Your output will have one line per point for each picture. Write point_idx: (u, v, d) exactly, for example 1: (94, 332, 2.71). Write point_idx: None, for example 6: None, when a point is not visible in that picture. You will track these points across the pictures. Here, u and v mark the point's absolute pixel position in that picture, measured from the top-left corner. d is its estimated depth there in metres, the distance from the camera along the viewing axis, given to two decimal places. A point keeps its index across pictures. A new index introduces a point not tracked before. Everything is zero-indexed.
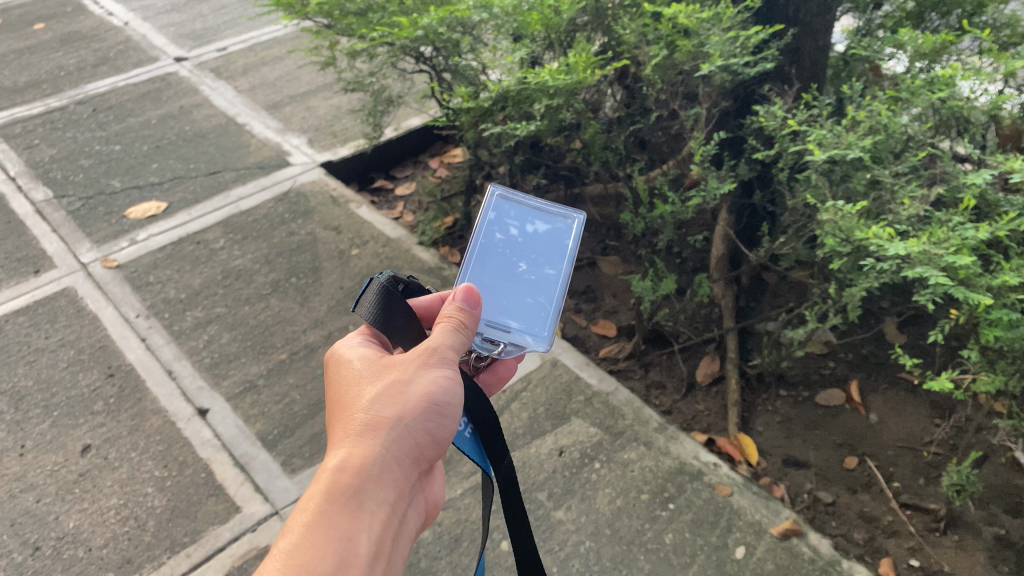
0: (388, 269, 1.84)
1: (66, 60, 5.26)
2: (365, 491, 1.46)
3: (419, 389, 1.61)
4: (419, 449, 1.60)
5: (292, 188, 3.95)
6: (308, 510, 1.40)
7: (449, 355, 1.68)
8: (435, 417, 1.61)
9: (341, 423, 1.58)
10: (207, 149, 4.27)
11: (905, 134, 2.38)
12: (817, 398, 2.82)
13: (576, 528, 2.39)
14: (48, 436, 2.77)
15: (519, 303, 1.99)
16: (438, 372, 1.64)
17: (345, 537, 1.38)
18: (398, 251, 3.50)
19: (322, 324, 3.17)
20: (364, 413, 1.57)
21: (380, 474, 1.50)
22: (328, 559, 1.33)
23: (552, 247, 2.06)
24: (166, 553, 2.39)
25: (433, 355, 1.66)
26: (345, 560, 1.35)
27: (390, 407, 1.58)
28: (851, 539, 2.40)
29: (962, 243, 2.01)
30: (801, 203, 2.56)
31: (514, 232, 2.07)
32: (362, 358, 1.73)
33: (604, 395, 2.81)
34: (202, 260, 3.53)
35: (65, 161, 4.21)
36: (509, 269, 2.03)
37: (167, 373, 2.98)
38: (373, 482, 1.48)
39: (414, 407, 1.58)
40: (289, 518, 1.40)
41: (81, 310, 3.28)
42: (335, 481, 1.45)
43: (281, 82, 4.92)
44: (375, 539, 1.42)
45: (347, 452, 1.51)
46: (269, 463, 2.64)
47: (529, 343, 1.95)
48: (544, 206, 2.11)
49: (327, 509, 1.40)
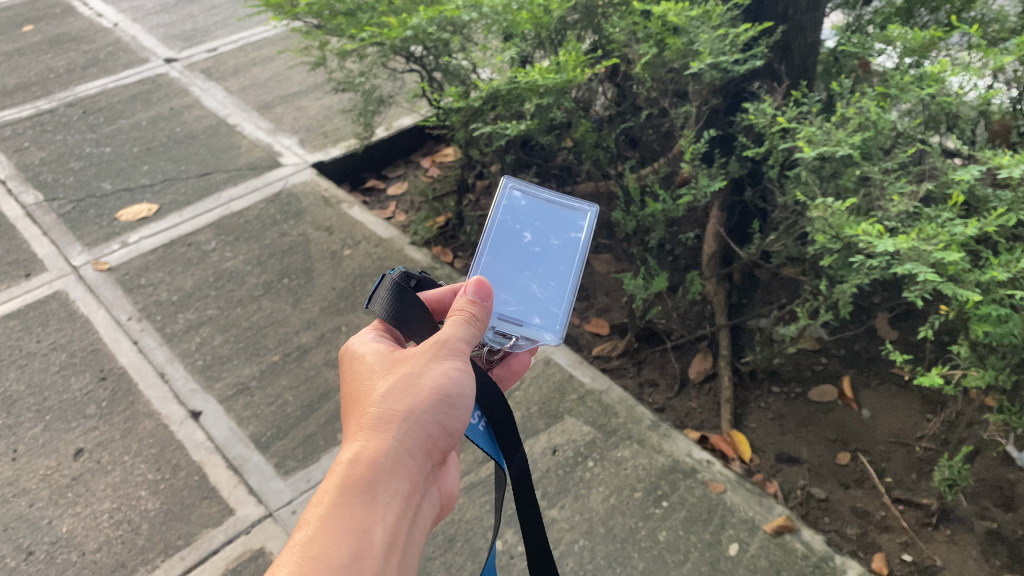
0: (401, 266, 1.87)
1: (55, 62, 5.24)
2: (378, 483, 1.45)
3: (430, 381, 1.61)
4: (432, 441, 1.59)
5: (283, 189, 3.94)
6: (323, 502, 1.39)
7: (458, 349, 1.69)
8: (447, 409, 1.61)
9: (354, 417, 1.58)
10: (197, 151, 4.26)
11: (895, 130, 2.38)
12: (810, 394, 2.83)
13: (570, 527, 2.40)
14: (40, 440, 2.76)
15: (536, 296, 1.99)
16: (449, 364, 1.65)
17: (360, 528, 1.37)
18: (390, 251, 3.50)
19: (315, 325, 3.17)
20: (376, 407, 1.56)
21: (394, 466, 1.49)
22: (344, 549, 1.32)
23: (565, 240, 2.05)
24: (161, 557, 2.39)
25: (443, 348, 1.67)
26: (361, 550, 1.34)
27: (402, 400, 1.58)
28: (844, 534, 2.41)
29: (951, 239, 2.01)
30: (791, 200, 2.57)
31: (536, 223, 2.05)
32: (374, 354, 1.73)
33: (597, 393, 2.81)
34: (194, 262, 3.52)
35: (55, 164, 4.19)
36: (522, 259, 2.02)
37: (159, 376, 2.97)
38: (387, 474, 1.47)
39: (426, 399, 1.59)
40: (305, 511, 1.39)
41: (72, 313, 3.27)
42: (350, 473, 1.44)
43: (271, 83, 4.91)
44: (391, 530, 1.41)
45: (361, 445, 1.50)
46: (262, 466, 2.64)
47: (539, 335, 1.96)
48: (560, 198, 2.08)
49: (342, 501, 1.40)
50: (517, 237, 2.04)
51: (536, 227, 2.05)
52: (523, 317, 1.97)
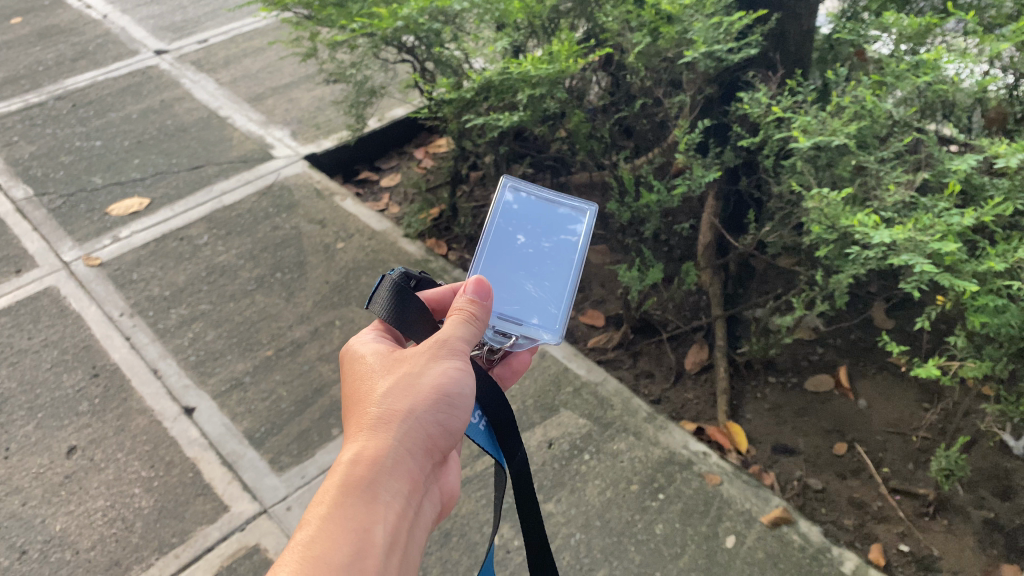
0: (402, 266, 1.85)
1: (44, 55, 5.20)
2: (379, 482, 1.44)
3: (430, 380, 1.59)
4: (433, 441, 1.57)
5: (275, 181, 3.91)
6: (324, 503, 1.39)
7: (458, 347, 1.66)
8: (447, 408, 1.59)
9: (354, 417, 1.56)
10: (189, 144, 4.23)
11: (891, 118, 2.36)
12: (806, 384, 2.81)
13: (566, 521, 2.39)
14: (32, 439, 2.74)
15: (533, 296, 1.97)
16: (449, 363, 1.63)
17: (361, 527, 1.36)
18: (384, 244, 3.48)
19: (308, 319, 3.15)
20: (376, 407, 1.55)
21: (394, 465, 1.48)
22: (344, 550, 1.31)
23: (562, 240, 2.02)
24: (156, 555, 2.37)
25: (443, 346, 1.64)
26: (362, 550, 1.33)
27: (402, 400, 1.56)
28: (841, 525, 2.41)
29: (948, 229, 2.00)
30: (787, 190, 2.55)
31: (527, 222, 2.04)
32: (375, 355, 1.71)
33: (593, 386, 2.80)
34: (186, 257, 3.49)
35: (45, 158, 4.16)
36: (520, 261, 2.01)
37: (151, 372, 2.95)
38: (387, 473, 1.46)
39: (426, 398, 1.57)
40: (306, 511, 1.38)
41: (64, 310, 3.24)
42: (350, 474, 1.43)
43: (263, 74, 4.87)
44: (392, 529, 1.40)
45: (361, 446, 1.49)
46: (257, 462, 2.62)
47: (538, 334, 1.94)
48: (556, 198, 2.06)
49: (343, 501, 1.39)
50: (509, 238, 2.03)
51: (526, 226, 2.04)
52: (523, 316, 1.95)
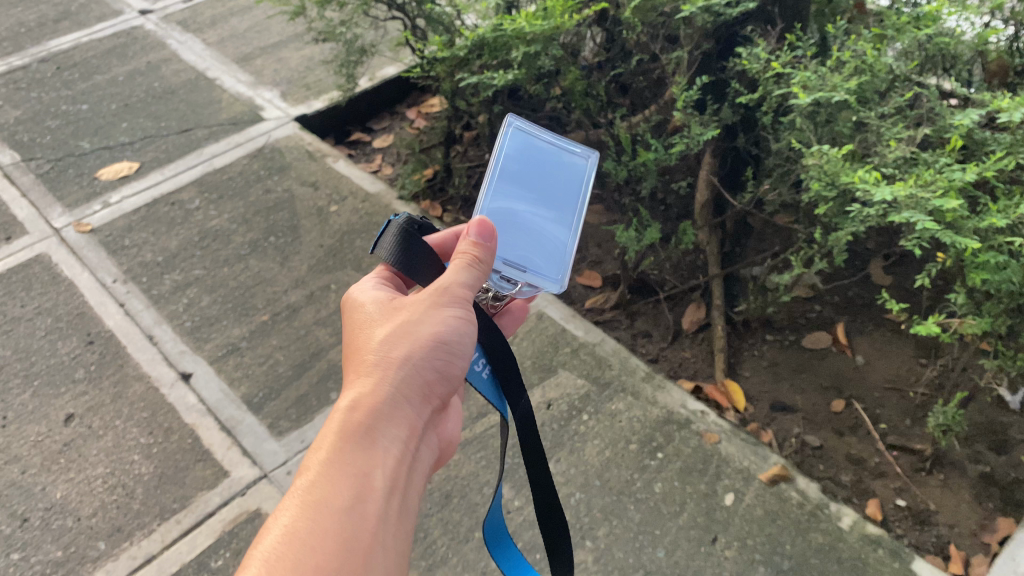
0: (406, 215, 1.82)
1: (26, 16, 5.09)
2: (377, 430, 1.45)
3: (428, 329, 1.58)
4: (430, 387, 1.58)
5: (267, 143, 3.86)
6: (323, 449, 1.41)
7: (461, 292, 1.64)
8: (444, 355, 1.59)
9: (351, 365, 1.56)
10: (177, 106, 4.16)
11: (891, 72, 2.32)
12: (804, 341, 2.81)
13: (565, 481, 2.40)
14: (29, 407, 2.73)
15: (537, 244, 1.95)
16: (450, 309, 1.61)
17: (360, 473, 1.38)
18: (378, 207, 3.45)
19: (303, 283, 3.13)
20: (372, 354, 1.54)
21: (391, 412, 1.49)
22: (341, 497, 1.33)
23: (567, 186, 2.01)
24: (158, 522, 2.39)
25: (445, 292, 1.62)
26: (362, 493, 1.36)
27: (398, 347, 1.55)
28: (838, 481, 2.42)
29: (950, 185, 1.98)
30: (785, 146, 2.52)
31: (548, 163, 2.01)
32: (374, 301, 1.70)
33: (590, 347, 2.80)
34: (178, 222, 3.46)
35: (30, 123, 4.09)
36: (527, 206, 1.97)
37: (147, 338, 2.94)
38: (385, 421, 1.47)
39: (424, 346, 1.56)
40: (305, 457, 1.41)
41: (56, 276, 3.21)
42: (348, 421, 1.45)
43: (251, 34, 4.78)
44: (391, 475, 1.42)
45: (358, 394, 1.50)
46: (255, 427, 2.62)
47: (541, 283, 1.93)
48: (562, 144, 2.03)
49: (341, 448, 1.41)
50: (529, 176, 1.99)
51: (547, 167, 2.00)
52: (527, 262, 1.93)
